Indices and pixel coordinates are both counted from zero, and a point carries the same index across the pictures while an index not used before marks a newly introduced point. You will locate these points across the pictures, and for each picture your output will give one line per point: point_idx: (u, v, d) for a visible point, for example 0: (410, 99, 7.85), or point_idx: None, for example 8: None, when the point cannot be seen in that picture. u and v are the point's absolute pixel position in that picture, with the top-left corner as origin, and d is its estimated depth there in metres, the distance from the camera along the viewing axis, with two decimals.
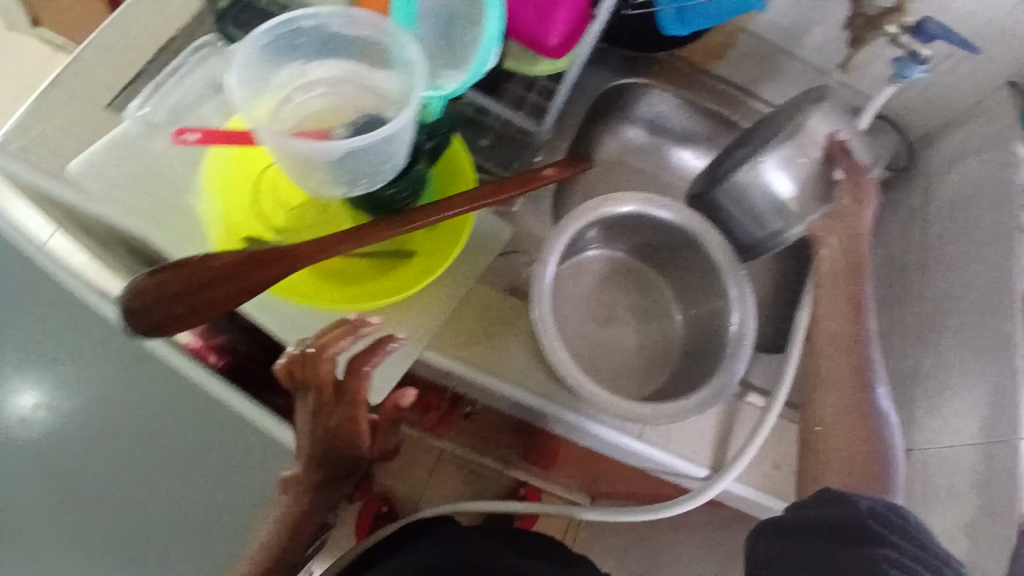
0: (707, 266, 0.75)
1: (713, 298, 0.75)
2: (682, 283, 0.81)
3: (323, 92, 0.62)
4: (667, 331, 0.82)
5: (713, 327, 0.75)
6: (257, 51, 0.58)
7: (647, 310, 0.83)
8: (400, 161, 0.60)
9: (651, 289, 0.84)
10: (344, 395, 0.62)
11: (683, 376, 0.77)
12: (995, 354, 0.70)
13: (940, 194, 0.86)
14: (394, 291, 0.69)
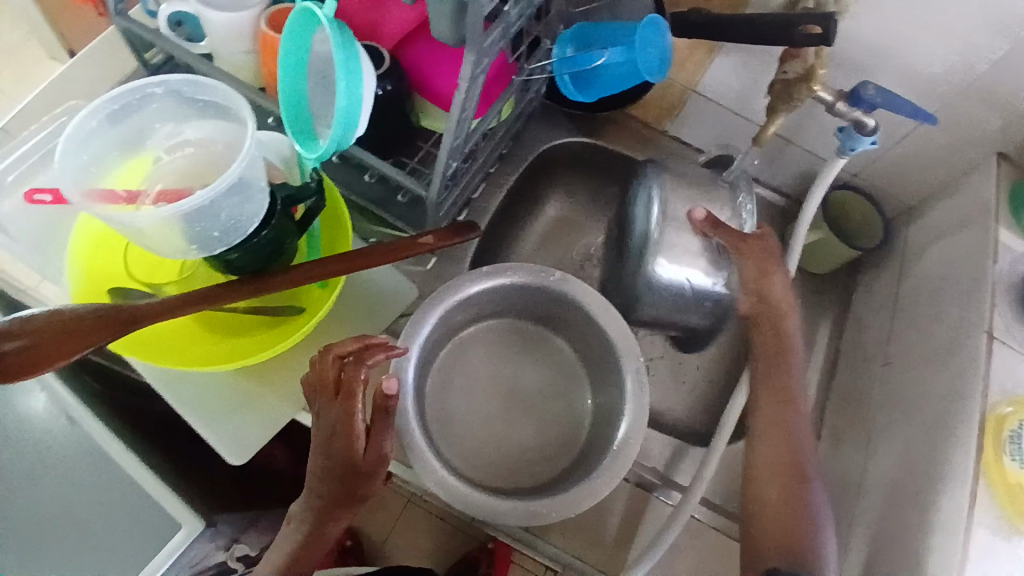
0: (611, 355, 0.69)
1: (615, 388, 0.69)
2: (593, 368, 0.75)
3: (190, 153, 0.63)
4: (576, 414, 0.75)
5: (611, 420, 0.68)
6: (119, 111, 0.59)
7: (558, 389, 0.77)
8: (241, 227, 0.59)
9: (565, 369, 0.78)
10: (348, 403, 0.58)
11: (578, 466, 0.70)
12: (933, 481, 0.58)
13: (916, 280, 0.74)
14: (264, 349, 0.68)
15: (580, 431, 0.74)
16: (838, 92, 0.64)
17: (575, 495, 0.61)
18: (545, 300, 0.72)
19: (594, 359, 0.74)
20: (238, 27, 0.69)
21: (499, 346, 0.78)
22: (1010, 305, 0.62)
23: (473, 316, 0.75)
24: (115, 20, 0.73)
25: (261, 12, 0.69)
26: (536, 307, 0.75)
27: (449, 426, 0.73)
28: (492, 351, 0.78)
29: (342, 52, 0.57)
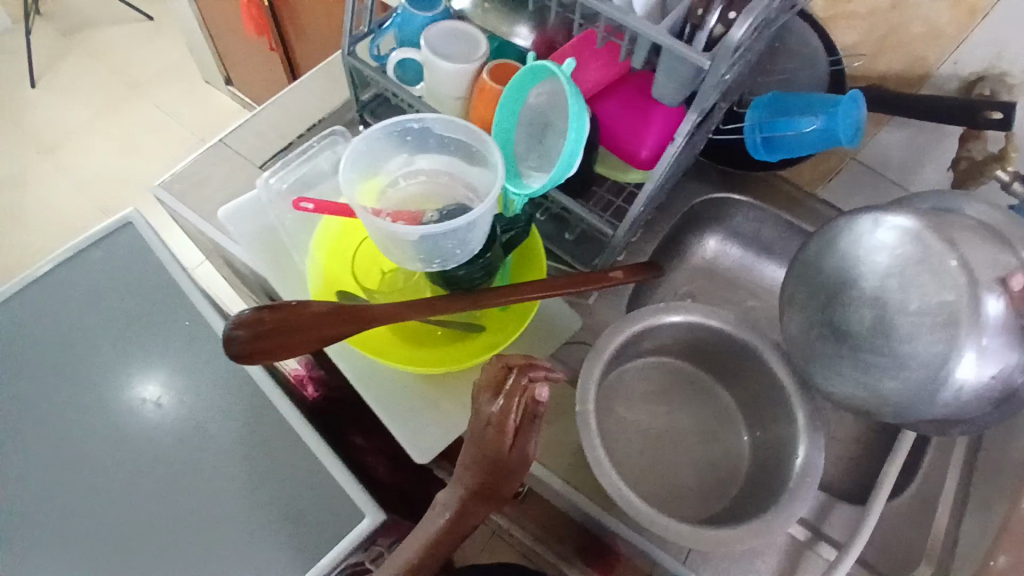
0: (778, 394, 0.75)
1: (785, 427, 0.74)
2: (751, 412, 0.80)
3: (421, 180, 0.72)
4: (733, 453, 0.80)
5: (781, 454, 0.73)
6: (376, 139, 0.68)
7: (712, 433, 0.82)
8: (472, 246, 0.67)
9: (719, 413, 0.83)
10: (501, 405, 0.65)
11: (745, 498, 0.74)
12: None
13: None
14: (457, 361, 0.76)
15: (739, 467, 0.79)
16: (1015, 172, 0.69)
17: (751, 527, 0.64)
18: (719, 342, 0.78)
19: (753, 403, 0.78)
20: (459, 75, 0.79)
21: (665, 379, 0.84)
22: None
23: (642, 349, 0.82)
24: (345, 59, 0.84)
25: (480, 64, 0.79)
26: (707, 347, 0.80)
27: (617, 447, 0.78)
28: (657, 381, 0.84)
29: (577, 103, 0.66)
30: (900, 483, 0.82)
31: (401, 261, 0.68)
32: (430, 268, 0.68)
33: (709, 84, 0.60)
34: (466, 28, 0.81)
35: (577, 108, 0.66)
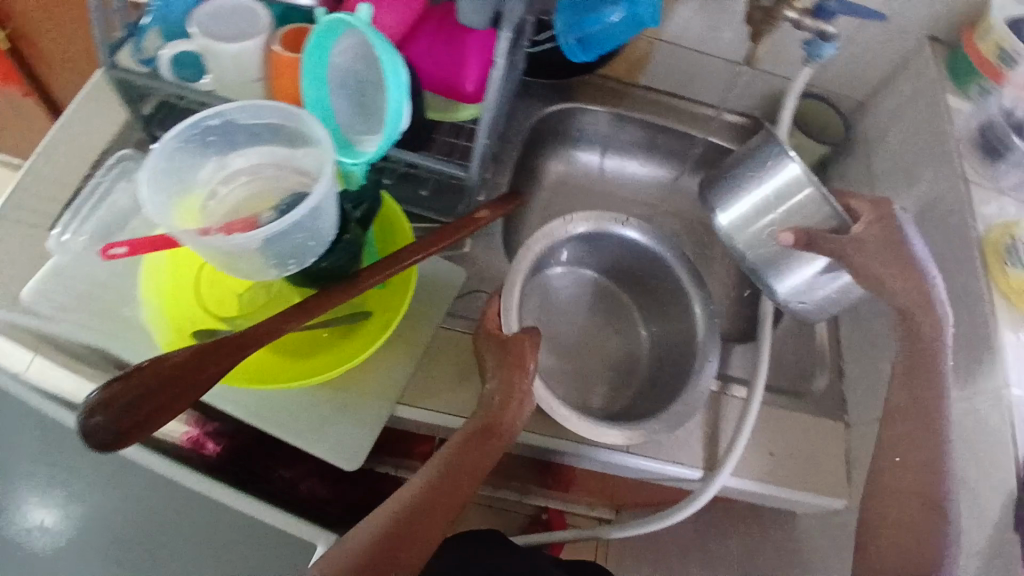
0: (671, 280, 0.83)
1: (676, 308, 0.83)
2: (644, 303, 0.89)
3: (242, 181, 0.65)
4: (634, 345, 0.89)
5: (679, 338, 0.82)
6: (175, 151, 0.60)
7: (614, 326, 0.90)
8: (327, 235, 0.61)
9: (616, 308, 0.91)
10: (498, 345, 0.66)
11: (653, 382, 0.84)
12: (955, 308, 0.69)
13: (880, 160, 0.87)
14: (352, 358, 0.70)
15: (639, 357, 0.87)
16: (802, 8, 0.73)
17: None
18: (611, 245, 0.84)
19: (653, 297, 0.86)
20: (247, 56, 0.70)
21: (584, 297, 0.91)
22: (975, 151, 0.74)
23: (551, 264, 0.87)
24: (108, 73, 0.72)
25: (267, 38, 0.70)
26: (606, 253, 0.87)
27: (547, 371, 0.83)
28: (575, 304, 0.90)
29: (387, 49, 0.61)
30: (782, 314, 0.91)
31: (252, 275, 0.61)
32: (287, 271, 0.62)
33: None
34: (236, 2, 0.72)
35: (388, 54, 0.61)
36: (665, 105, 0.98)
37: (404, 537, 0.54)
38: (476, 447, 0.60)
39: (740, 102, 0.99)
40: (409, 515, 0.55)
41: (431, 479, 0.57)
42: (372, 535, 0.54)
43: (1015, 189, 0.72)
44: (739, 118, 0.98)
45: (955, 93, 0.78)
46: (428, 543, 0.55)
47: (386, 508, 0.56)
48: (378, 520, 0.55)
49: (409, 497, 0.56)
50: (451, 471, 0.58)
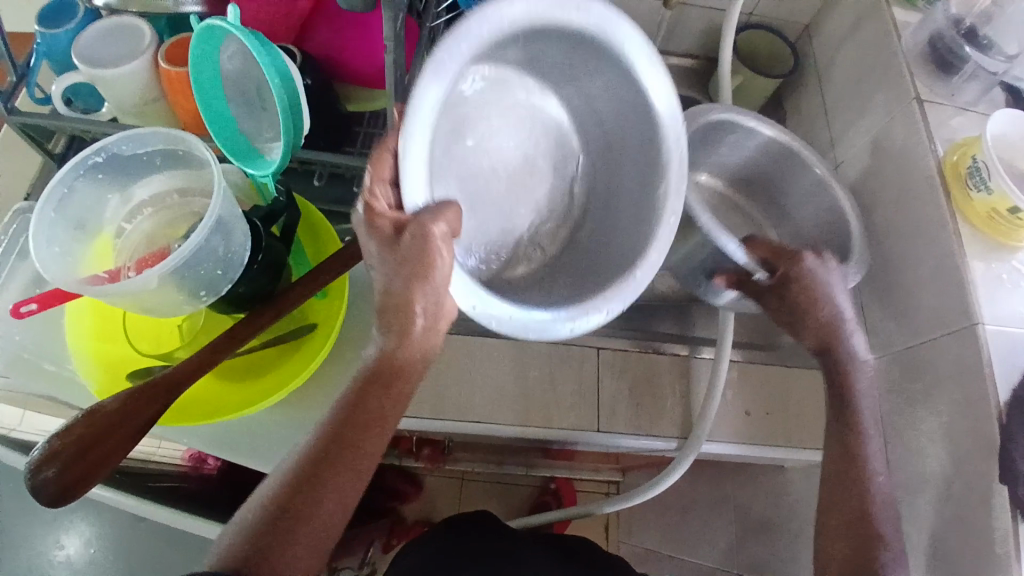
0: (636, 130, 0.62)
1: (636, 160, 0.64)
2: (604, 146, 0.68)
3: (150, 213, 0.62)
4: (571, 197, 0.71)
5: (616, 193, 0.67)
6: (69, 196, 0.57)
7: (557, 139, 0.69)
8: (239, 258, 0.59)
9: (559, 128, 0.68)
10: (393, 221, 0.49)
11: (571, 256, 0.69)
12: (923, 237, 0.65)
13: (834, 87, 0.82)
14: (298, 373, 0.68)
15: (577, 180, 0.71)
16: None
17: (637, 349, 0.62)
18: (582, 55, 0.58)
19: (620, 172, 0.67)
20: (138, 77, 0.66)
21: (537, 130, 0.67)
22: (924, 69, 0.70)
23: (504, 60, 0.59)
24: (8, 120, 0.68)
25: (155, 54, 0.67)
26: (577, 78, 0.63)
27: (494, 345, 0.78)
28: (527, 176, 0.68)
29: (263, 56, 0.56)
30: None
31: (171, 309, 0.59)
32: (206, 300, 0.59)
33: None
34: (119, 22, 0.68)
35: (266, 60, 0.56)
36: None
37: (303, 508, 0.46)
38: (376, 396, 0.50)
39: (681, 45, 0.93)
40: (307, 482, 0.47)
41: (324, 439, 0.49)
42: (265, 510, 0.46)
43: (969, 104, 0.69)
44: (683, 60, 0.95)
45: (901, 9, 0.75)
46: (332, 510, 0.47)
47: (281, 476, 0.48)
48: (271, 492, 0.47)
49: (304, 462, 0.48)
50: (350, 426, 0.49)
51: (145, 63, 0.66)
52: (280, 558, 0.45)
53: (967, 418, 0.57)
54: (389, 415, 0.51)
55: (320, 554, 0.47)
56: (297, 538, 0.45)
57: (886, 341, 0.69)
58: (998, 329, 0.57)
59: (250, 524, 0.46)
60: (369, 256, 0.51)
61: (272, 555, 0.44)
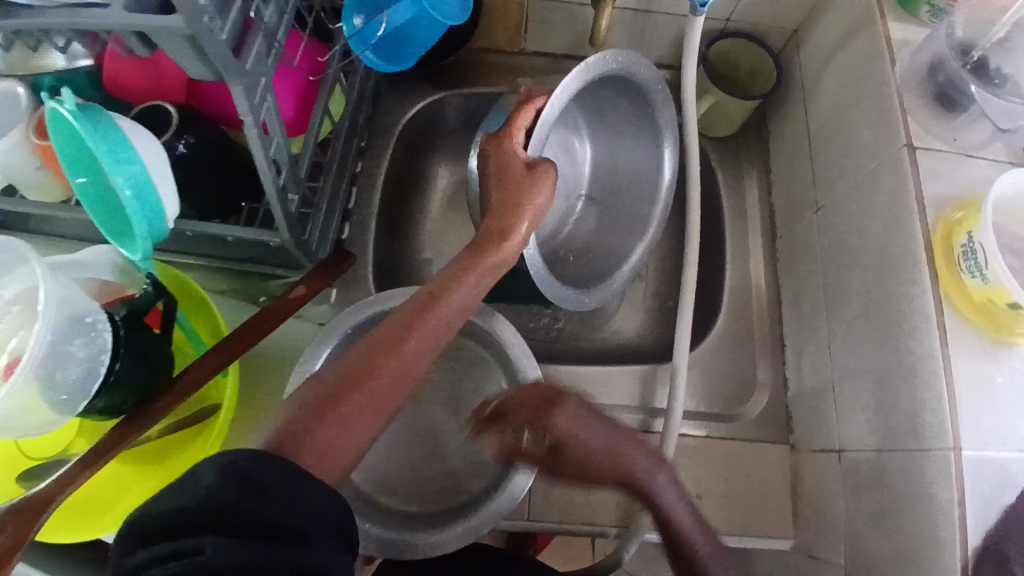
0: (645, 168, 0.75)
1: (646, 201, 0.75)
2: (615, 193, 0.79)
3: (13, 308, 0.56)
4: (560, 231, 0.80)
5: (634, 220, 0.76)
6: None
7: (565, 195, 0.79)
8: (96, 368, 0.53)
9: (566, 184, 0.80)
10: (507, 148, 0.57)
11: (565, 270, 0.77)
12: (901, 321, 0.55)
13: (819, 109, 0.70)
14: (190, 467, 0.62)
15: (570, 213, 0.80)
16: None
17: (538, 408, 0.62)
18: (626, 103, 0.72)
19: (631, 196, 0.77)
20: (19, 150, 0.60)
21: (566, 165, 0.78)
22: (921, 100, 0.57)
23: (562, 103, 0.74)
24: None
25: (35, 124, 0.60)
26: (613, 129, 0.77)
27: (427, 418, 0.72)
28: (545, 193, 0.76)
29: (102, 144, 0.49)
30: (714, 316, 0.78)
31: (33, 426, 0.53)
32: (65, 412, 0.53)
33: (230, 51, 0.45)
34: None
35: (105, 147, 0.50)
36: (561, 73, 0.84)
37: (355, 394, 0.46)
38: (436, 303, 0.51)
39: (650, 54, 0.82)
40: (362, 371, 0.47)
41: (384, 331, 0.50)
42: (318, 392, 0.46)
43: (976, 147, 0.56)
44: (660, 72, 0.84)
45: (901, 17, 0.61)
46: (379, 405, 0.47)
47: (338, 365, 0.48)
48: (328, 375, 0.48)
49: (363, 353, 0.48)
50: (410, 326, 0.50)
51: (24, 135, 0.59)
52: (324, 433, 0.44)
53: (936, 556, 0.48)
54: (441, 322, 0.51)
55: (359, 445, 0.46)
56: (342, 418, 0.45)
57: (855, 429, 0.60)
58: (979, 453, 0.48)
59: (300, 401, 0.46)
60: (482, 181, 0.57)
61: (319, 428, 0.44)
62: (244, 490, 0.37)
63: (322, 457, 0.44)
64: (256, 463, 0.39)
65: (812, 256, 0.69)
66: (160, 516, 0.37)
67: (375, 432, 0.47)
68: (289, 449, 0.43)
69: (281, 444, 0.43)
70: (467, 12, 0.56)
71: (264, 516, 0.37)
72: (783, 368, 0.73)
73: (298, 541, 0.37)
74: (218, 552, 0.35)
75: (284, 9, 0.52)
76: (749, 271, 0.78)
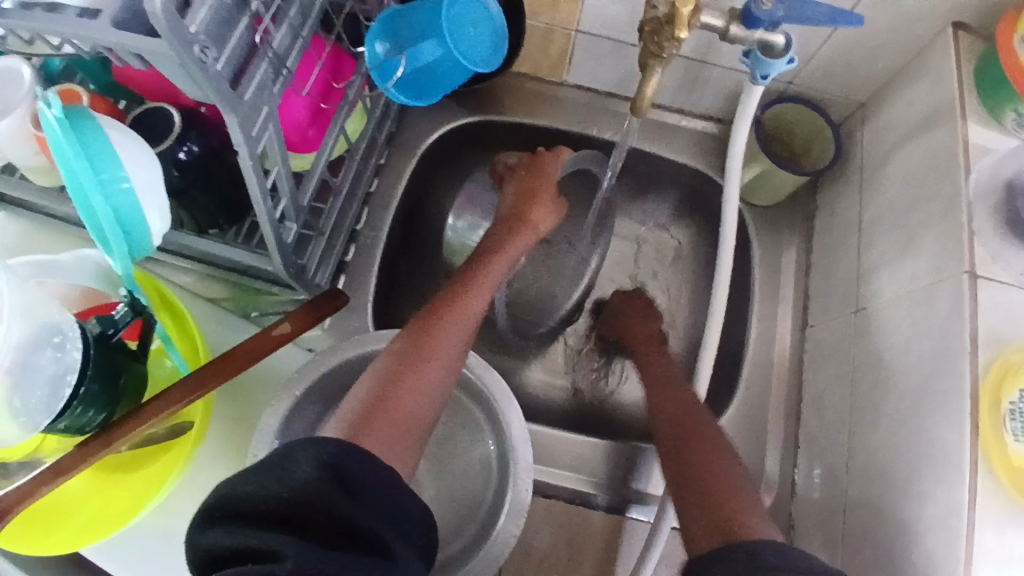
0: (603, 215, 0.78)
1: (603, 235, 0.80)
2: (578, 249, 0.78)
3: None
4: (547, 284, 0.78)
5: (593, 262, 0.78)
6: None
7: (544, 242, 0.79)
8: (61, 389, 0.50)
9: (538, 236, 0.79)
10: (546, 172, 0.69)
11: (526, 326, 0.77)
12: (929, 464, 0.50)
13: (875, 201, 0.65)
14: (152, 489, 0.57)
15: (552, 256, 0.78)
16: (734, 18, 0.51)
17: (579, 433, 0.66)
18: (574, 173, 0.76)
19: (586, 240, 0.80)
20: (12, 136, 0.55)
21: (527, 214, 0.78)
22: (990, 221, 0.52)
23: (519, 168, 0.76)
24: None
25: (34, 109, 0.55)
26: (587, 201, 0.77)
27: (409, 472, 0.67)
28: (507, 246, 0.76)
29: (83, 159, 0.46)
30: (726, 400, 0.72)
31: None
32: (24, 427, 0.49)
33: (226, 82, 0.42)
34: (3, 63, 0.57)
35: (87, 163, 0.46)
36: (602, 111, 0.78)
37: (411, 375, 0.51)
38: (465, 291, 0.59)
39: (701, 104, 0.76)
40: (415, 351, 0.52)
41: (426, 315, 0.56)
42: (380, 377, 0.50)
43: None
44: (707, 124, 0.78)
45: (981, 118, 0.56)
46: (427, 390, 0.51)
47: (386, 357, 0.52)
48: (386, 359, 0.52)
49: (411, 336, 0.54)
50: (445, 312, 0.57)
51: (19, 123, 0.54)
52: (394, 415, 0.48)
53: None
54: (472, 310, 0.58)
55: (423, 424, 0.50)
56: (406, 398, 0.49)
57: (858, 560, 0.56)
58: None
59: (365, 385, 0.50)
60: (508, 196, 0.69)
61: (388, 409, 0.48)
62: (338, 485, 0.37)
63: (395, 443, 0.46)
64: (357, 463, 0.39)
65: (845, 360, 0.64)
66: (247, 507, 0.37)
67: (434, 411, 0.51)
68: (366, 436, 0.45)
69: (356, 434, 0.45)
70: (499, 55, 0.52)
71: (350, 520, 0.36)
72: (792, 469, 0.67)
73: (381, 554, 0.36)
74: (301, 563, 0.33)
75: (298, 31, 0.49)
76: (772, 357, 0.72)
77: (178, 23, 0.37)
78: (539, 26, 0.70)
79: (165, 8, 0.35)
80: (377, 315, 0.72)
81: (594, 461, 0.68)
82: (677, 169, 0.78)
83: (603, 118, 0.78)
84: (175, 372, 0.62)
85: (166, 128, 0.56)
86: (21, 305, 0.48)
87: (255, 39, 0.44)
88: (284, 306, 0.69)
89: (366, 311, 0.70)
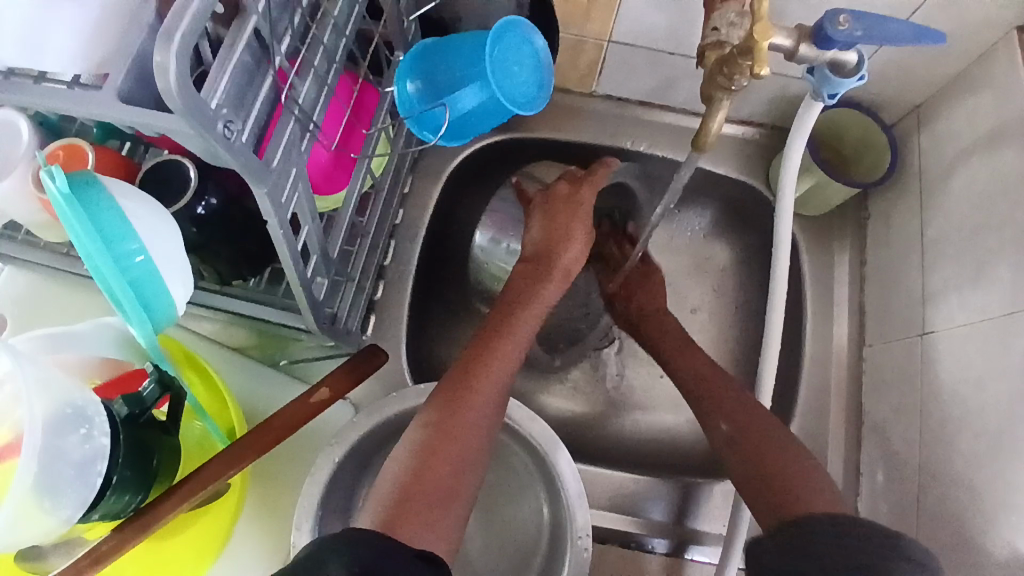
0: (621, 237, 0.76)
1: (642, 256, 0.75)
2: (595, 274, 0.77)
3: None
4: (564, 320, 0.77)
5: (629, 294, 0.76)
6: None
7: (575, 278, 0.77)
8: (92, 478, 0.46)
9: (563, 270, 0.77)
10: (589, 188, 0.63)
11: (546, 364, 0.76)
12: (1016, 510, 0.47)
13: (939, 215, 0.60)
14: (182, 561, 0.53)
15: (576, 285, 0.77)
16: (804, 36, 0.45)
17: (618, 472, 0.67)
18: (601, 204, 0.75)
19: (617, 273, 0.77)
20: (11, 197, 0.49)
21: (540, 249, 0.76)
22: None
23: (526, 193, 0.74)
24: None
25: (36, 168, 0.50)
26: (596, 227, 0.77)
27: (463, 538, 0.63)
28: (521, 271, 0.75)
29: (95, 235, 0.42)
30: (782, 427, 0.68)
31: (39, 536, 0.45)
32: (70, 515, 0.45)
33: (252, 152, 0.38)
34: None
35: (100, 240, 0.42)
36: (634, 122, 0.73)
37: (448, 450, 0.47)
38: (495, 346, 0.54)
39: (742, 109, 0.71)
40: (447, 425, 0.48)
41: (457, 369, 0.52)
42: (414, 453, 0.47)
43: None
44: (747, 130, 0.73)
45: None
46: (462, 463, 0.47)
47: (417, 426, 0.49)
48: (418, 429, 0.48)
49: (442, 405, 0.49)
50: (480, 362, 0.52)
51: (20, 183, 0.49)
52: (430, 498, 0.45)
53: None
54: (511, 353, 0.54)
55: (462, 506, 0.47)
56: (442, 471, 0.46)
57: None
58: None
59: (400, 461, 0.47)
60: (545, 220, 0.62)
61: (426, 488, 0.45)
62: None
63: (433, 530, 0.44)
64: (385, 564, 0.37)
65: (911, 387, 0.60)
66: None
67: (476, 482, 0.48)
68: (404, 527, 0.43)
69: (391, 525, 0.43)
70: (544, 94, 0.47)
71: None
72: (855, 500, 0.64)
73: None
74: None
75: (324, 78, 0.44)
76: (829, 379, 0.68)
77: (198, 99, 0.33)
78: (568, 38, 0.65)
79: (183, 86, 0.31)
80: (410, 354, 0.68)
81: (641, 502, 0.66)
82: (716, 181, 0.74)
83: (638, 128, 0.73)
84: (206, 435, 0.58)
85: (182, 184, 0.52)
86: (68, 392, 0.46)
87: (279, 98, 0.40)
88: (315, 353, 0.65)
89: (399, 354, 0.66)
